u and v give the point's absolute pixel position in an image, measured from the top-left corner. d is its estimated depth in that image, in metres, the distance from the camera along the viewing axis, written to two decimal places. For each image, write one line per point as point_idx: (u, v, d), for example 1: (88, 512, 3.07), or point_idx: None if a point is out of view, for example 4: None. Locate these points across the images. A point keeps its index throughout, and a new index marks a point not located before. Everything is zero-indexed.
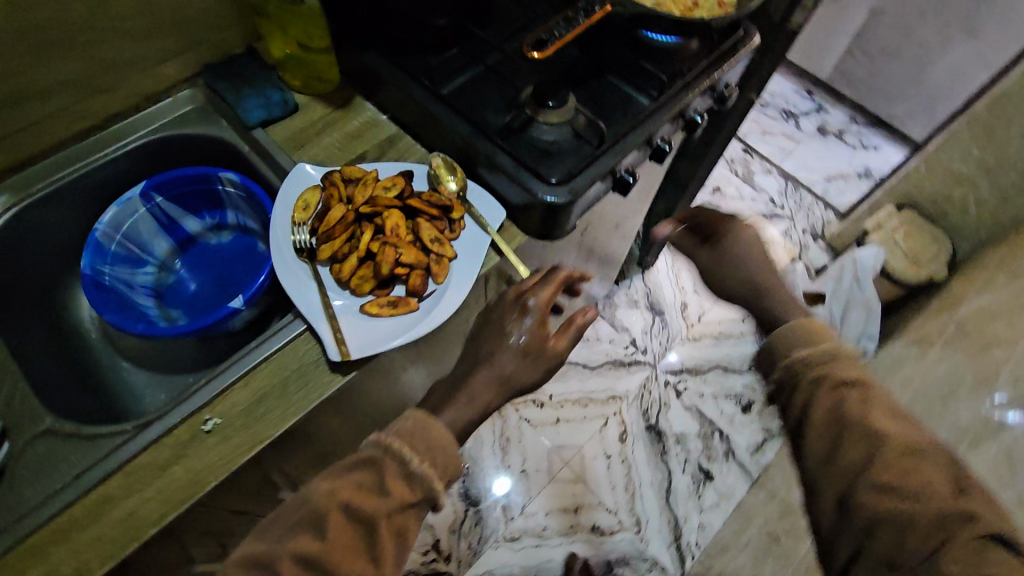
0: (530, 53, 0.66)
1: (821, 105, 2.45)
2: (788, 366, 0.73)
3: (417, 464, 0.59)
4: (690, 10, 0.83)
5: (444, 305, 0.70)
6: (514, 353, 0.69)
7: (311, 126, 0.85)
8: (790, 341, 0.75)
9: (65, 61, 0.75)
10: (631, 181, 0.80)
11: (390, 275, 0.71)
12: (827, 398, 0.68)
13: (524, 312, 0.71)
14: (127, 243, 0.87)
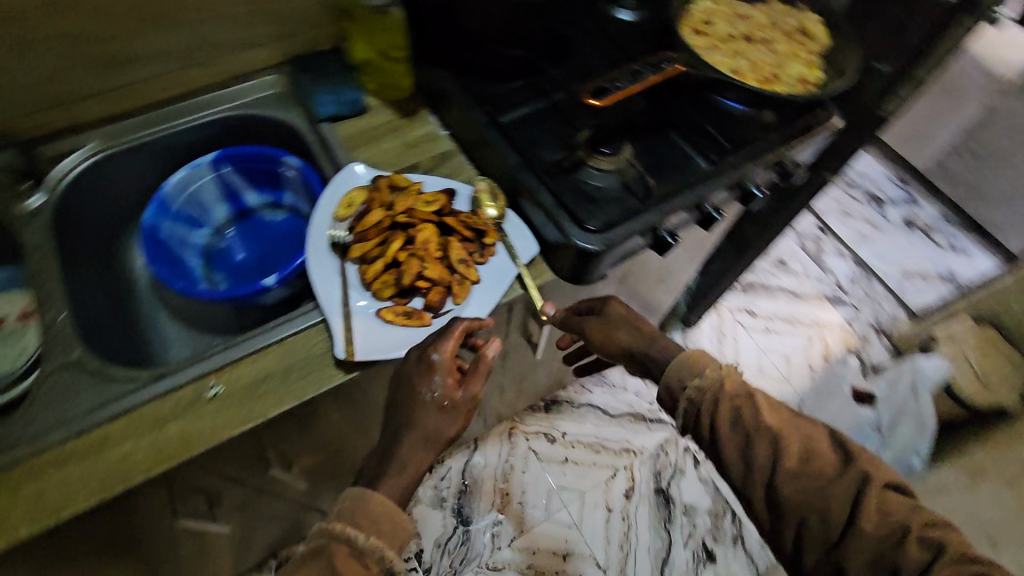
0: (586, 100, 0.68)
1: (912, 197, 2.32)
2: (689, 400, 0.71)
3: (364, 539, 0.59)
4: (769, 83, 0.80)
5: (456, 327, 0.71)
6: (432, 408, 0.66)
7: (375, 130, 0.90)
8: (678, 374, 0.73)
9: (171, 34, 0.83)
10: (670, 243, 0.79)
11: (411, 287, 0.72)
12: (726, 411, 0.68)
13: (429, 374, 0.67)
14: (189, 204, 0.93)
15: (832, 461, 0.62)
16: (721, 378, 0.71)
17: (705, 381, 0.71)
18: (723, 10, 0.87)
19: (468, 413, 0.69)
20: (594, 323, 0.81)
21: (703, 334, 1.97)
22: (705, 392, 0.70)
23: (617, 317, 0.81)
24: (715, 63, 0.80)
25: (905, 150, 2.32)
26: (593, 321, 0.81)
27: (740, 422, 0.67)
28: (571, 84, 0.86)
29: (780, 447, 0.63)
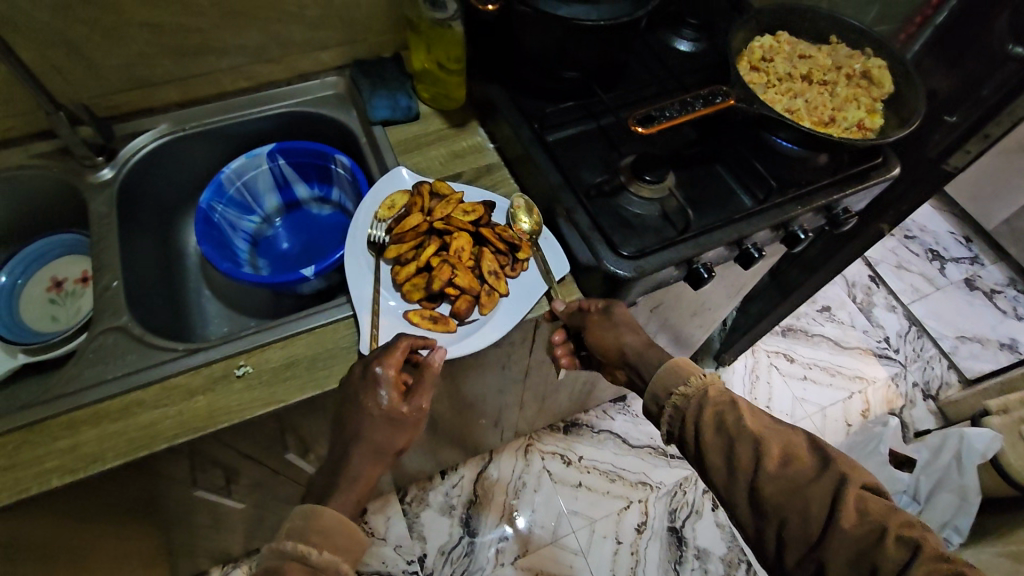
0: (633, 128, 0.67)
1: (977, 257, 2.20)
2: (672, 407, 0.67)
3: (317, 554, 0.57)
4: (825, 124, 0.78)
5: (479, 336, 0.72)
6: (376, 419, 0.64)
7: (425, 136, 0.93)
8: (669, 382, 0.68)
9: (247, 30, 0.87)
10: (705, 277, 0.77)
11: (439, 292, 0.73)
12: (710, 415, 0.64)
13: (374, 388, 0.65)
14: (244, 191, 0.98)
15: (813, 464, 0.59)
16: (703, 386, 0.67)
17: (690, 388, 0.67)
18: (787, 44, 0.85)
19: (414, 427, 0.67)
20: (596, 322, 0.74)
21: (735, 373, 1.92)
22: (690, 400, 0.66)
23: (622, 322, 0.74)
24: (770, 101, 0.79)
25: (972, 207, 2.21)
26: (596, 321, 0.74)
27: (724, 426, 0.63)
28: (621, 110, 0.87)
29: (761, 451, 0.60)
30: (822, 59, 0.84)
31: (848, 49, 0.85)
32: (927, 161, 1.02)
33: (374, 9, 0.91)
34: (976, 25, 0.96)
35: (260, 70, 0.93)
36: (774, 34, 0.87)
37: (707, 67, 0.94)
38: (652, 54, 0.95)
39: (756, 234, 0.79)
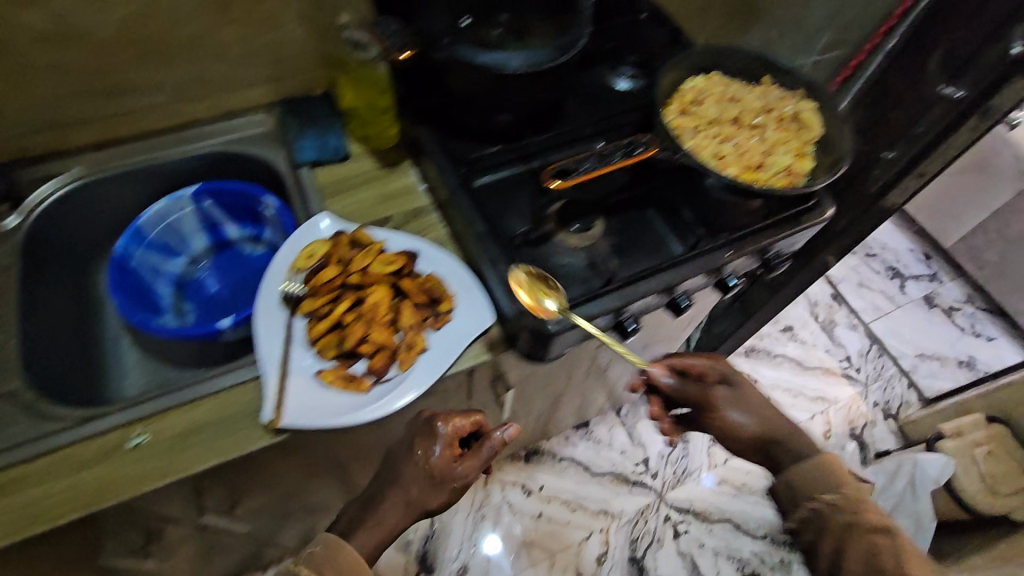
0: (546, 183, 0.66)
1: (936, 274, 2.22)
2: (810, 510, 0.78)
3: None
4: (753, 171, 0.76)
5: (395, 395, 0.69)
6: (416, 471, 0.71)
7: (354, 177, 0.90)
8: (817, 483, 0.78)
9: (164, 70, 0.83)
10: (631, 329, 0.77)
11: (354, 350, 0.71)
12: (857, 536, 0.73)
13: (428, 442, 0.73)
14: (167, 234, 0.94)
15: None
16: (852, 501, 0.76)
17: (840, 496, 0.76)
18: (718, 86, 0.84)
19: (454, 491, 0.72)
20: (722, 399, 0.82)
21: None
22: (834, 510, 0.76)
23: (743, 395, 0.83)
24: (697, 145, 0.77)
25: (931, 227, 2.19)
26: (722, 395, 0.82)
27: (871, 554, 0.72)
28: (553, 154, 0.85)
29: None
30: (752, 103, 0.83)
31: (779, 90, 0.84)
32: (866, 196, 1.02)
33: (300, 47, 0.88)
34: (911, 60, 0.95)
35: (188, 108, 0.89)
36: (706, 75, 0.85)
37: (644, 106, 0.92)
38: (588, 90, 0.93)
39: (685, 282, 0.78)
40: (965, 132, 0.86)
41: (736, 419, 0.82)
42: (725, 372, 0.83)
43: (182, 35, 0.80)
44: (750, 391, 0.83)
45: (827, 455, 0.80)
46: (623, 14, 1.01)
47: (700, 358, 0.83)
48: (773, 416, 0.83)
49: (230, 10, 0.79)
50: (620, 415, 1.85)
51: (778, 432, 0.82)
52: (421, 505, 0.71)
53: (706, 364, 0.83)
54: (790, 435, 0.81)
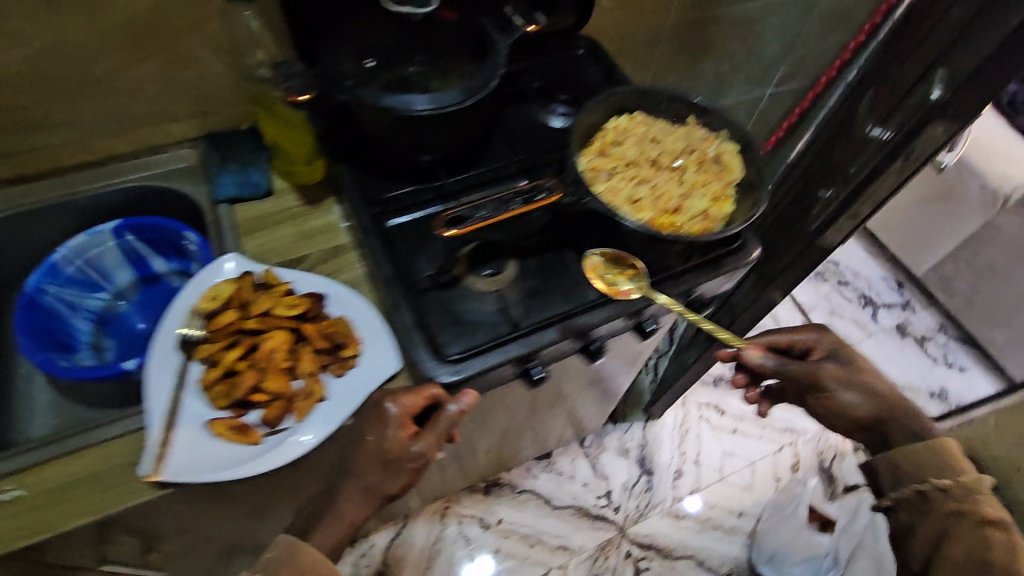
0: (441, 232, 0.66)
1: (909, 303, 2.18)
2: (914, 491, 0.81)
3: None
4: (669, 215, 0.76)
5: (288, 448, 0.67)
6: (370, 456, 0.67)
7: (274, 214, 0.88)
8: (929, 465, 0.81)
9: (81, 105, 0.80)
10: (542, 376, 0.75)
11: (246, 399, 0.68)
12: (963, 522, 0.76)
13: (382, 424, 0.67)
14: (87, 269, 0.93)
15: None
16: (971, 492, 0.78)
17: (957, 483, 0.78)
18: (640, 126, 0.82)
19: (414, 470, 0.68)
20: (828, 372, 0.87)
21: (665, 427, 1.87)
22: (941, 495, 0.79)
23: (850, 365, 0.88)
24: (612, 188, 0.76)
25: (903, 255, 2.17)
26: (827, 369, 0.88)
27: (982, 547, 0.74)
28: (471, 192, 0.83)
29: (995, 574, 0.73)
30: (675, 143, 0.82)
31: (704, 130, 0.83)
32: (805, 235, 1.00)
33: (222, 81, 0.85)
34: (846, 99, 0.93)
35: (108, 143, 0.87)
36: (630, 114, 0.84)
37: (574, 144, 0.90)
38: (517, 126, 0.91)
39: (599, 327, 0.76)
40: (892, 174, 0.85)
41: (840, 397, 0.87)
42: (823, 342, 0.90)
43: (97, 71, 0.77)
44: (855, 360, 0.89)
45: (946, 442, 0.81)
46: (558, 49, 1.00)
47: (799, 331, 0.91)
48: (892, 395, 0.87)
49: (145, 46, 0.77)
50: (584, 446, 1.81)
51: (897, 412, 0.86)
52: (361, 511, 0.68)
53: (810, 338, 0.90)
54: (906, 415, 0.86)
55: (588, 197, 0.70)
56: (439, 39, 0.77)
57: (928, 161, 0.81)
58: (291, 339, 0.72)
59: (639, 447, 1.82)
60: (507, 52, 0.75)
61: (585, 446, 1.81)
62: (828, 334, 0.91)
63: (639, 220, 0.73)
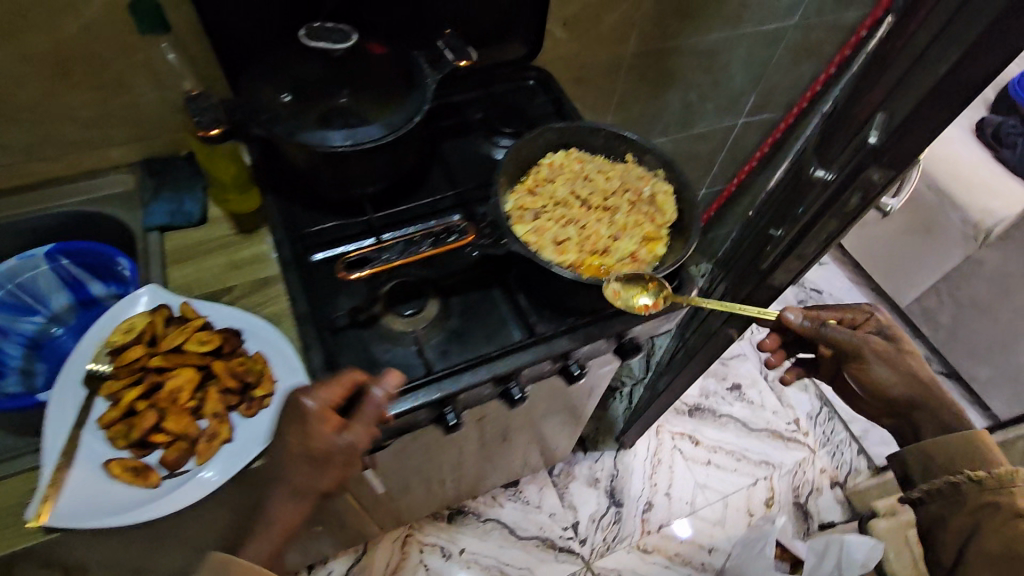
0: (343, 276, 0.68)
1: None
2: (946, 482, 0.77)
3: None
4: (594, 258, 0.74)
5: (185, 491, 0.65)
6: (302, 461, 0.61)
7: (206, 242, 0.86)
8: (966, 457, 0.76)
9: (9, 132, 0.79)
10: (455, 423, 0.72)
11: (146, 440, 0.67)
12: (999, 518, 0.73)
13: (307, 426, 0.61)
14: (20, 292, 0.91)
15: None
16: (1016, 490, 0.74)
17: (990, 474, 0.75)
18: (575, 163, 0.81)
19: (342, 465, 0.63)
20: (874, 346, 0.81)
21: (636, 457, 1.82)
22: (970, 484, 0.76)
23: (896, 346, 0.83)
24: (536, 228, 0.74)
25: (885, 285, 2.12)
26: (873, 341, 0.81)
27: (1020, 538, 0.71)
28: (400, 227, 0.81)
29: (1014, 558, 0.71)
30: (609, 182, 0.80)
31: (641, 169, 0.81)
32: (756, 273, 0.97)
33: (155, 108, 0.84)
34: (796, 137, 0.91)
35: (34, 168, 0.85)
36: (567, 150, 0.82)
37: None
38: (458, 158, 0.89)
39: (523, 372, 0.73)
40: (836, 215, 0.82)
41: (877, 370, 0.82)
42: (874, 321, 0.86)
43: (24, 98, 0.76)
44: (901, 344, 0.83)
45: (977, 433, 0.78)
46: (508, 80, 0.99)
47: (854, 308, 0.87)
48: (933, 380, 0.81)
49: (73, 74, 0.76)
50: (553, 474, 1.77)
51: (923, 399, 0.81)
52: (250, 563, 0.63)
53: (860, 316, 0.87)
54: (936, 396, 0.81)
55: (504, 239, 0.69)
56: (369, 71, 0.76)
57: (871, 203, 0.79)
58: (199, 378, 0.70)
59: (609, 476, 1.78)
60: (433, 91, 0.76)
61: (554, 475, 1.77)
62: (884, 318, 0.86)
63: (558, 264, 0.71)
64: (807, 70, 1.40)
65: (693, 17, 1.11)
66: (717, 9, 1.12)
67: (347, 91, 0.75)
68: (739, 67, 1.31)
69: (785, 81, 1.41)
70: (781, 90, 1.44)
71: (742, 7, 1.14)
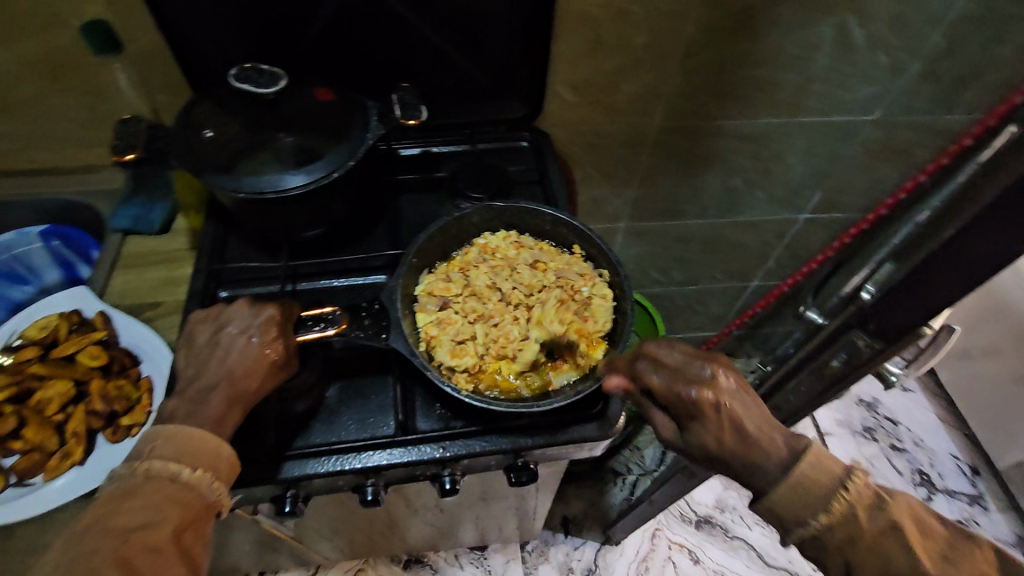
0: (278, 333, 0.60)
1: (981, 497, 1.56)
2: (803, 535, 0.54)
3: (191, 472, 0.53)
4: (501, 371, 0.67)
5: (20, 505, 0.68)
6: (247, 353, 0.58)
7: (157, 252, 0.87)
8: (791, 512, 0.54)
9: (12, 120, 0.84)
10: (288, 511, 0.65)
11: (8, 443, 0.71)
12: (861, 554, 0.52)
13: (271, 326, 0.60)
14: (14, 263, 0.96)
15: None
16: (847, 508, 0.53)
17: None
18: (510, 249, 0.74)
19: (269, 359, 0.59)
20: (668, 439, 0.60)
21: (622, 557, 1.50)
22: (835, 533, 0.53)
23: (693, 447, 0.58)
24: (439, 320, 0.68)
25: (984, 437, 1.57)
26: (668, 433, 0.60)
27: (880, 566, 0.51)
28: (322, 278, 0.77)
29: None
30: (545, 274, 0.73)
31: (587, 264, 0.74)
32: None
33: None
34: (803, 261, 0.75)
35: (40, 156, 0.90)
36: (508, 231, 0.77)
37: None
38: (416, 215, 0.84)
39: (386, 471, 0.66)
40: (812, 375, 0.69)
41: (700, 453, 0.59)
42: (686, 407, 0.57)
43: (24, 93, 0.81)
44: (697, 444, 0.57)
45: (807, 468, 0.54)
46: (499, 138, 0.92)
47: (672, 380, 0.57)
48: (755, 463, 0.56)
49: (64, 78, 0.80)
50: (524, 550, 1.51)
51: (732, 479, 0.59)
52: None
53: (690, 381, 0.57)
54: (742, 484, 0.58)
55: (391, 335, 0.63)
56: (311, 116, 0.71)
57: (856, 372, 0.65)
58: (71, 393, 0.73)
59: (585, 571, 1.48)
60: (365, 148, 0.70)
61: (526, 550, 1.50)
62: (702, 405, 0.56)
63: (452, 372, 0.65)
64: None
65: (737, 98, 0.97)
66: (769, 93, 0.97)
67: (288, 129, 0.70)
68: (800, 158, 1.12)
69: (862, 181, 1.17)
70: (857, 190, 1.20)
71: (800, 93, 0.98)
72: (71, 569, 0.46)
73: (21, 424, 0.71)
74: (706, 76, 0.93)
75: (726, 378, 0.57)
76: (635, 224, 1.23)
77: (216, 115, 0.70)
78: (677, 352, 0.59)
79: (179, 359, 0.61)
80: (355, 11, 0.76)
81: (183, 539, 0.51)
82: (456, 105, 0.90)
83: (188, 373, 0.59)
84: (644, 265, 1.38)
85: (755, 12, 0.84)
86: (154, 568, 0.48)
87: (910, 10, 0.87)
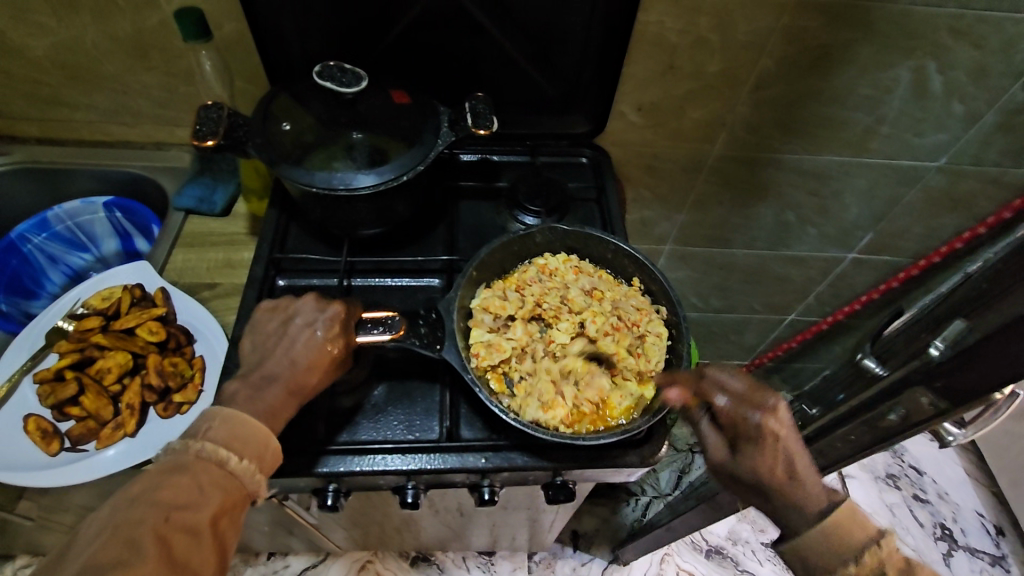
0: (336, 330, 0.61)
1: (1004, 559, 1.50)
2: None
3: (238, 461, 0.53)
4: (547, 400, 0.66)
5: (69, 469, 0.70)
6: (311, 347, 0.60)
7: (217, 234, 0.89)
8: (821, 554, 0.55)
9: (96, 93, 0.87)
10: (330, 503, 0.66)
11: (66, 408, 0.74)
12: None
13: (335, 324, 0.61)
14: (76, 230, 0.99)
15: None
16: (878, 563, 0.54)
17: None
18: (569, 272, 0.75)
19: (326, 355, 0.60)
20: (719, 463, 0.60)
21: None
22: None
23: (744, 472, 0.58)
24: (495, 337, 0.69)
25: (1012, 497, 1.52)
26: (720, 457, 0.60)
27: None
28: (376, 275, 0.78)
29: None
30: (601, 301, 0.73)
31: (645, 298, 0.74)
32: None
33: None
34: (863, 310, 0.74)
35: (116, 130, 0.93)
36: (567, 254, 0.78)
37: None
38: (472, 222, 0.84)
39: (424, 476, 0.66)
40: (864, 426, 0.67)
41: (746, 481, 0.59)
42: (749, 432, 0.57)
43: (112, 70, 0.83)
44: (752, 471, 0.57)
45: (843, 516, 0.55)
46: (560, 153, 0.92)
47: (740, 405, 0.58)
48: (798, 497, 0.57)
49: (150, 59, 0.82)
50: (532, 560, 1.43)
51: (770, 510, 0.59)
52: None
53: (751, 410, 0.57)
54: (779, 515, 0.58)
55: (447, 349, 0.64)
56: (385, 116, 0.72)
57: (913, 427, 0.64)
58: (129, 365, 0.76)
59: None
60: (436, 154, 0.71)
61: (532, 561, 1.43)
62: (768, 433, 0.56)
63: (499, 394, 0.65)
64: (950, 222, 1.13)
65: (802, 133, 0.96)
66: (835, 131, 0.96)
67: (361, 128, 0.71)
68: (857, 199, 1.10)
69: (918, 227, 1.15)
70: (912, 236, 1.17)
71: (867, 134, 0.96)
72: (111, 537, 0.46)
73: (79, 391, 0.75)
74: (775, 109, 0.92)
75: (785, 415, 0.57)
76: (679, 248, 1.22)
77: (293, 108, 0.72)
78: (742, 382, 0.59)
79: (242, 345, 0.63)
80: (438, 19, 0.78)
81: (219, 524, 0.51)
82: (521, 117, 0.91)
83: (253, 358, 0.61)
84: (683, 288, 1.36)
85: (834, 51, 0.83)
86: (187, 550, 0.48)
87: (994, 61, 0.86)
